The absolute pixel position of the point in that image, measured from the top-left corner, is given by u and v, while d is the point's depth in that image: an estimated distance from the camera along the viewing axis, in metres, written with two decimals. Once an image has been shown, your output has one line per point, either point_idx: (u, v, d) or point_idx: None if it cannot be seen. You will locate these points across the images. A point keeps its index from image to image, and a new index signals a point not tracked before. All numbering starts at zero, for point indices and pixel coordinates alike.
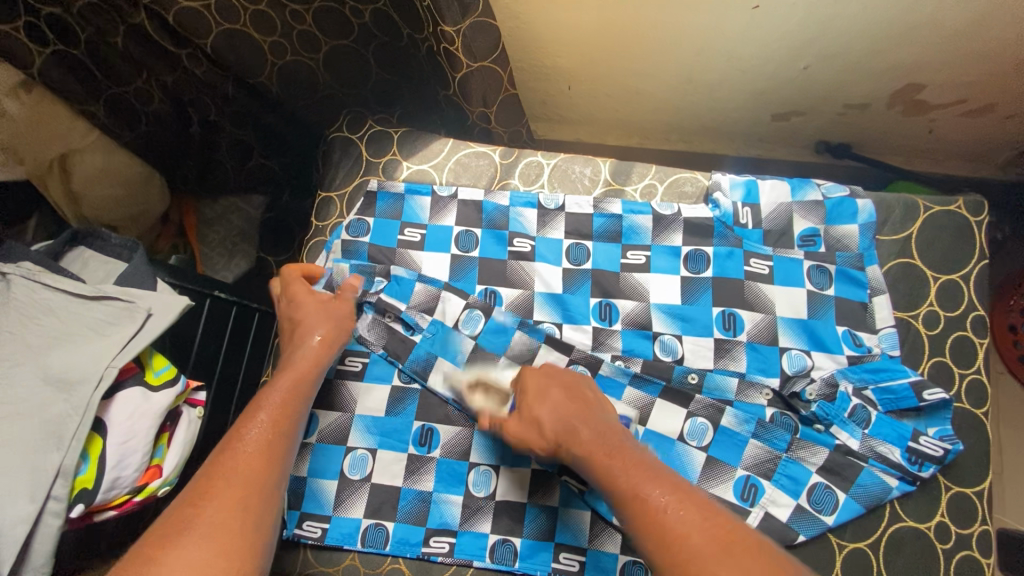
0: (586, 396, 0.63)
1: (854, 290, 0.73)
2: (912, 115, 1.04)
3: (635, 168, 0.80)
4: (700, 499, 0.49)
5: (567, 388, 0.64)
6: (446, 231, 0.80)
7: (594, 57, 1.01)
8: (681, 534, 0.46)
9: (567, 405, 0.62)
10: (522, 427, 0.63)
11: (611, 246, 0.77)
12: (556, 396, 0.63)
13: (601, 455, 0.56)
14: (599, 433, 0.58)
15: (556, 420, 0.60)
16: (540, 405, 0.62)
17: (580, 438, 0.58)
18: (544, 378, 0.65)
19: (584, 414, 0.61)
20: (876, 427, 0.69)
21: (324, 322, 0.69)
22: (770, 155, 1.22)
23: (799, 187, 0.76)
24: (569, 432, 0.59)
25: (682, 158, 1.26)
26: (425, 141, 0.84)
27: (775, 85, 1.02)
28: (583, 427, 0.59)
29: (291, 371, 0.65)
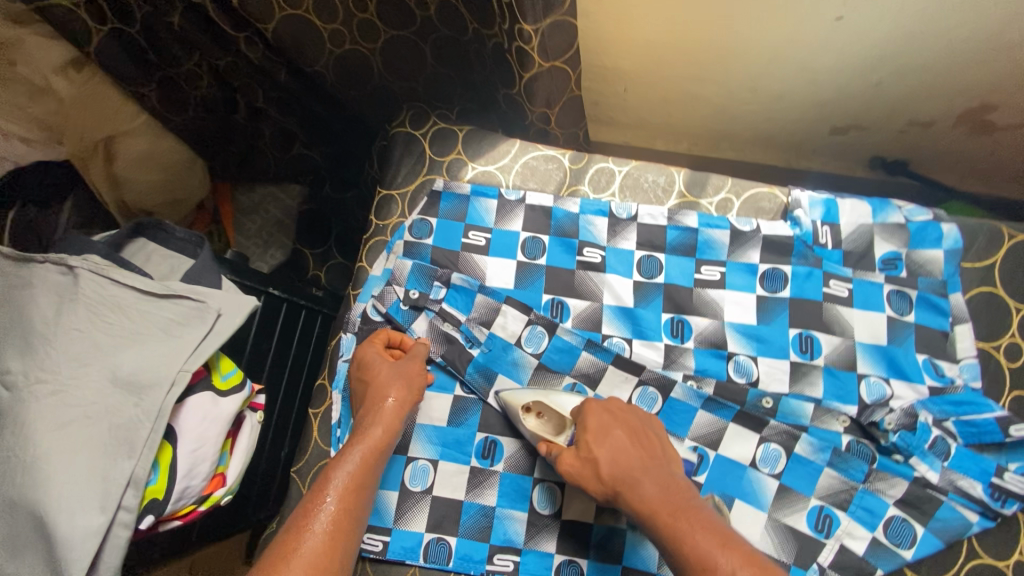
0: (650, 444, 0.62)
1: (935, 318, 0.71)
2: (977, 134, 1.00)
3: (711, 180, 0.78)
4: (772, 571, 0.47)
5: (632, 431, 0.63)
6: (513, 236, 0.77)
7: (658, 61, 0.98)
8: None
9: (629, 451, 0.61)
10: (578, 464, 0.62)
11: (685, 260, 0.75)
12: (618, 438, 0.62)
13: (664, 511, 0.55)
14: (661, 487, 0.57)
15: (615, 464, 0.60)
16: (600, 445, 0.61)
17: (639, 490, 0.58)
18: (608, 417, 0.64)
19: (647, 465, 0.60)
20: (956, 461, 0.67)
21: (396, 382, 0.65)
22: (850, 175, 1.17)
23: (881, 208, 0.74)
24: (630, 484, 0.59)
25: (749, 170, 1.22)
26: (492, 141, 0.81)
27: (840, 98, 0.99)
28: (645, 480, 0.58)
29: (363, 442, 0.60)
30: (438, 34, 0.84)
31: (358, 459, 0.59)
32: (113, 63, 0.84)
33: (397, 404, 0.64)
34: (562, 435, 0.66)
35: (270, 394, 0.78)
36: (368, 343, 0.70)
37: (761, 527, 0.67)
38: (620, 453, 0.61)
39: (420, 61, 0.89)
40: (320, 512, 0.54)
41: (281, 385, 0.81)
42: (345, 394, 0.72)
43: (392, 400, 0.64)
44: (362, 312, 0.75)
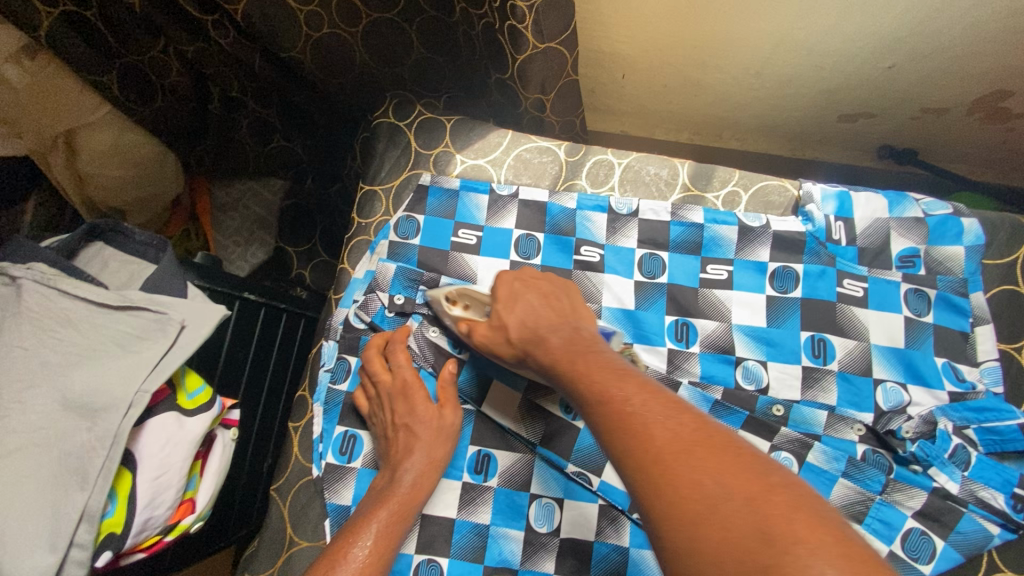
0: (559, 304, 0.58)
1: (955, 318, 0.67)
2: (990, 123, 0.96)
3: (717, 173, 0.73)
4: (668, 397, 0.43)
5: (542, 294, 0.59)
6: (505, 234, 0.71)
7: (658, 47, 0.92)
8: (645, 432, 0.39)
9: (539, 311, 0.57)
10: (491, 332, 0.59)
11: (689, 258, 0.70)
12: (529, 302, 0.58)
13: (565, 360, 0.50)
14: (568, 339, 0.52)
15: (523, 325, 0.56)
16: (511, 311, 0.57)
17: (545, 343, 0.53)
18: (519, 285, 0.60)
19: (556, 321, 0.55)
20: (976, 471, 0.63)
21: (436, 438, 0.62)
22: (861, 165, 1.14)
23: (898, 202, 0.69)
24: (535, 339, 0.54)
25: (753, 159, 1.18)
26: (482, 132, 0.75)
27: (850, 84, 0.94)
28: (551, 334, 0.54)
29: (398, 496, 0.58)
30: (422, 17, 0.78)
31: (388, 519, 0.56)
32: (71, 53, 0.75)
33: (429, 462, 0.61)
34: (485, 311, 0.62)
35: (247, 404, 0.73)
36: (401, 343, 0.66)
37: None
38: (526, 310, 0.57)
39: (405, 47, 0.84)
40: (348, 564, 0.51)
41: (260, 395, 0.76)
42: (326, 407, 0.67)
43: (427, 459, 0.61)
44: (344, 319, 0.70)
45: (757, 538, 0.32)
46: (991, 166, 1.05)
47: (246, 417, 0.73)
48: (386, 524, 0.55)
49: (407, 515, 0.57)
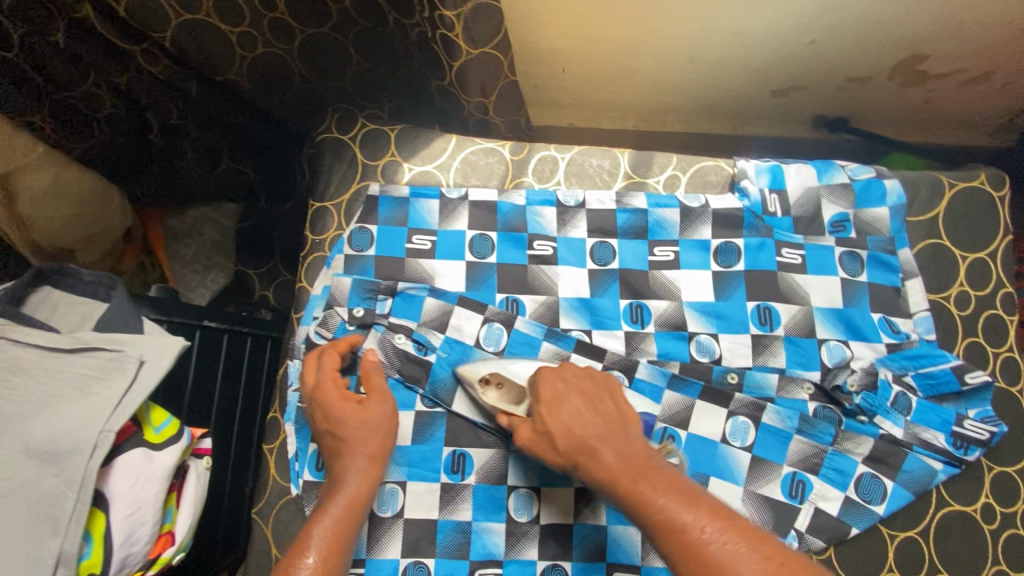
0: (604, 405, 0.61)
1: (886, 275, 0.71)
2: (910, 86, 1.03)
3: (656, 159, 0.76)
4: (741, 524, 0.47)
5: (586, 395, 0.61)
6: (459, 236, 0.73)
7: (592, 37, 0.95)
8: (732, 572, 0.44)
9: (585, 417, 0.59)
10: (534, 436, 0.61)
11: (637, 243, 0.73)
12: (574, 404, 0.60)
13: (626, 478, 0.54)
14: (621, 454, 0.56)
15: (569, 433, 0.58)
16: (554, 414, 0.60)
17: (600, 457, 0.56)
18: (562, 386, 0.62)
19: (605, 430, 0.58)
20: (917, 414, 0.68)
21: (372, 433, 0.62)
22: (795, 136, 1.18)
23: (825, 170, 0.74)
24: (588, 451, 0.57)
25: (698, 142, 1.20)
26: (427, 138, 0.76)
27: (778, 61, 0.98)
28: (603, 446, 0.57)
29: (343, 496, 0.59)
30: (356, 30, 0.80)
31: (340, 514, 0.57)
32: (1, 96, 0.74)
33: (370, 457, 0.61)
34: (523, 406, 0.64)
35: (218, 429, 0.75)
36: (331, 353, 0.65)
37: (737, 501, 0.66)
38: (577, 417, 0.59)
39: (343, 60, 0.85)
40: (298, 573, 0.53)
41: (231, 420, 0.77)
42: (297, 425, 0.67)
43: (365, 454, 0.61)
44: (306, 337, 0.70)
45: None
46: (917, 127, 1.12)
47: (218, 444, 0.74)
48: (337, 520, 0.57)
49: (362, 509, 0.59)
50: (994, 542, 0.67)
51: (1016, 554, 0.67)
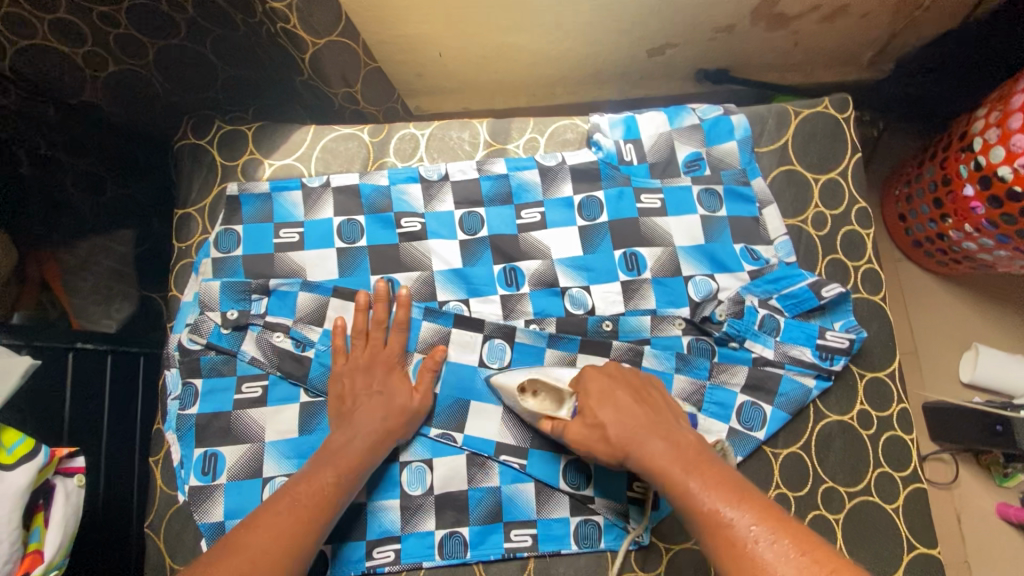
0: (652, 401, 0.62)
1: (744, 207, 0.74)
2: (775, 29, 1.06)
3: (513, 125, 0.78)
4: (792, 525, 0.46)
5: (633, 390, 0.62)
6: (327, 223, 0.73)
7: (457, 20, 0.95)
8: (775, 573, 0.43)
9: (633, 410, 0.60)
10: (585, 431, 0.61)
11: (503, 209, 0.74)
12: (622, 399, 0.61)
13: (677, 466, 0.54)
14: (670, 444, 0.56)
15: (619, 425, 0.59)
16: (604, 408, 0.61)
17: (648, 447, 0.57)
18: (608, 380, 0.63)
19: (653, 424, 0.59)
20: (786, 333, 0.70)
21: (385, 398, 0.65)
22: (647, 96, 1.23)
23: (675, 114, 0.76)
24: (637, 442, 0.58)
25: (571, 110, 1.24)
26: (285, 133, 0.77)
27: (643, 20, 1.00)
28: (651, 439, 0.57)
29: (373, 431, 0.63)
30: (214, 37, 0.80)
31: (365, 444, 0.62)
32: None
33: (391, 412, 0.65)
34: (564, 409, 0.64)
35: (86, 447, 0.71)
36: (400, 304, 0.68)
37: None
38: (626, 413, 0.60)
39: (209, 71, 0.86)
40: (324, 479, 0.59)
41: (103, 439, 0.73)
42: (179, 433, 0.68)
43: (389, 411, 0.65)
44: (179, 344, 0.70)
45: None
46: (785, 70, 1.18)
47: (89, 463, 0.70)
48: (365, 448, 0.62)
49: (343, 489, 0.59)
50: (874, 447, 0.69)
51: (898, 456, 0.69)
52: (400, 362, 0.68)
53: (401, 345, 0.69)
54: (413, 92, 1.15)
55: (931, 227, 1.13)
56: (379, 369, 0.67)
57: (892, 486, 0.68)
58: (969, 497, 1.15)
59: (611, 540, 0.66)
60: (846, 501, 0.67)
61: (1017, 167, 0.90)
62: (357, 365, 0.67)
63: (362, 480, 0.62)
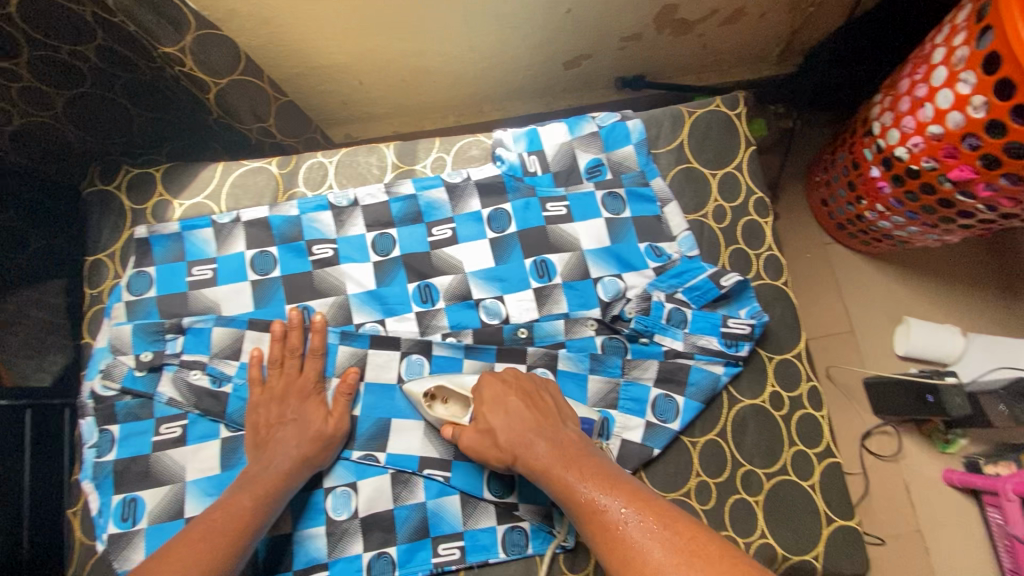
0: (542, 403, 0.64)
1: (646, 207, 0.77)
2: (681, 34, 1.10)
3: (419, 146, 0.80)
4: (655, 504, 0.53)
5: (524, 394, 0.65)
6: (238, 257, 0.74)
7: (369, 47, 0.97)
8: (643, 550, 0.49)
9: (523, 415, 0.63)
10: (478, 437, 0.63)
11: (414, 227, 0.76)
12: (512, 405, 0.64)
13: (559, 466, 0.58)
14: (555, 445, 0.60)
15: (510, 430, 0.62)
16: (496, 414, 0.63)
17: (534, 449, 0.60)
18: (502, 387, 0.65)
19: (540, 425, 0.62)
20: (693, 324, 0.72)
21: (300, 426, 0.65)
22: (561, 107, 1.26)
23: (575, 123, 0.79)
24: (525, 445, 0.61)
25: (499, 125, 1.27)
26: (194, 171, 0.78)
27: (551, 35, 1.03)
28: (538, 439, 0.61)
29: (290, 456, 0.63)
30: (121, 80, 0.79)
31: (286, 467, 0.63)
32: None
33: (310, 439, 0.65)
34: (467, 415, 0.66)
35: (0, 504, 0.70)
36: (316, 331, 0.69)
37: None
38: (515, 415, 0.63)
39: (122, 117, 0.84)
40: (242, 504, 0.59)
41: (19, 495, 0.72)
42: (97, 482, 0.67)
43: (308, 437, 0.65)
44: (92, 392, 0.70)
45: None
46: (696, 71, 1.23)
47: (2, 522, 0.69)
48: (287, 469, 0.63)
49: (264, 514, 0.60)
50: (787, 426, 0.71)
51: (811, 434, 0.71)
52: (318, 388, 0.69)
53: (320, 369, 0.69)
54: (340, 119, 1.16)
55: (850, 209, 1.18)
56: (296, 398, 0.67)
57: (807, 463, 0.70)
58: (916, 468, 1.19)
59: (539, 545, 0.67)
60: (764, 482, 0.69)
61: (909, 146, 0.94)
62: (274, 395, 0.67)
63: (282, 504, 0.62)
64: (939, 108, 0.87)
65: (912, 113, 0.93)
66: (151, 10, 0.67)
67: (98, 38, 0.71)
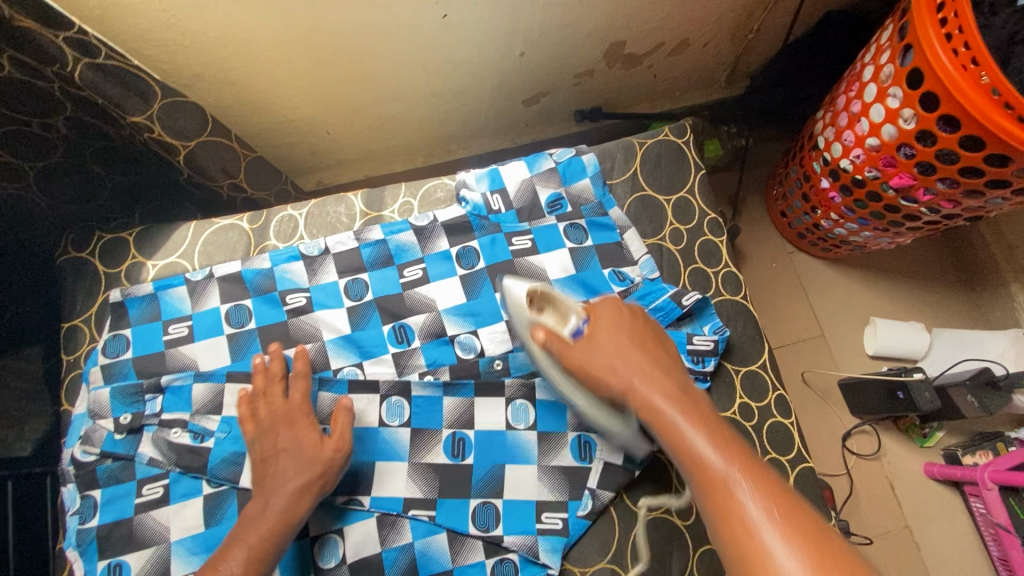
0: (659, 342, 0.61)
1: (606, 234, 0.80)
2: (632, 67, 1.16)
3: (386, 192, 0.83)
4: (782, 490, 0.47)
5: (640, 327, 0.62)
6: (213, 313, 0.75)
7: (333, 99, 1.01)
8: (770, 550, 0.43)
9: (636, 350, 0.59)
10: (584, 352, 0.60)
11: (386, 270, 0.78)
12: (629, 334, 0.60)
13: (673, 406, 0.54)
14: (667, 385, 0.57)
15: (621, 358, 0.59)
16: (606, 334, 0.60)
17: (646, 383, 0.56)
18: (619, 310, 0.62)
19: (657, 363, 0.58)
20: None
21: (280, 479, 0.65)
22: (526, 140, 1.31)
23: (533, 161, 0.83)
24: (636, 379, 0.57)
25: (467, 163, 1.31)
26: (167, 232, 0.80)
27: (508, 76, 1.09)
28: (651, 377, 0.57)
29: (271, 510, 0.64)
30: (93, 148, 0.80)
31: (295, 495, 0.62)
32: None
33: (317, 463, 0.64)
34: (568, 326, 0.61)
35: None
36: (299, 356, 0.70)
37: (534, 479, 0.70)
38: (636, 353, 0.59)
39: (94, 180, 0.84)
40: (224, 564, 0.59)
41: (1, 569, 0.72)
42: (81, 549, 0.67)
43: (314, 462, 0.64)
44: (72, 458, 0.70)
45: None
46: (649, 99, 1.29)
47: None
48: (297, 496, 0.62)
49: None
50: (758, 435, 0.74)
51: (782, 441, 0.74)
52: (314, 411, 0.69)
53: (309, 394, 0.70)
54: (312, 167, 1.20)
55: (807, 219, 1.23)
56: (290, 422, 0.67)
57: (781, 470, 0.72)
58: (897, 464, 1.21)
59: None
60: None
61: (852, 158, 1.00)
62: (263, 427, 0.67)
63: None
64: (874, 121, 0.92)
65: (851, 128, 0.98)
66: (118, 84, 0.70)
67: (67, 110, 0.72)
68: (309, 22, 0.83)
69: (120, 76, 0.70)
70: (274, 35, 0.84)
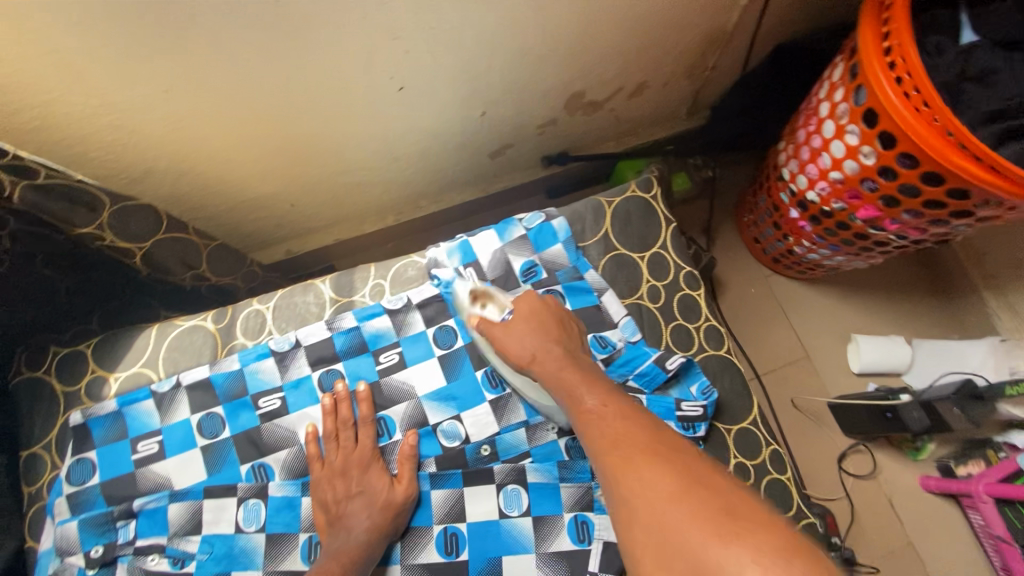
0: (561, 324, 0.66)
1: (584, 297, 0.79)
2: (593, 112, 1.16)
3: (355, 276, 0.81)
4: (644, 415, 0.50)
5: (550, 317, 0.66)
6: (184, 425, 0.72)
7: (292, 174, 0.99)
8: (623, 456, 0.46)
9: (540, 328, 0.65)
10: (505, 337, 0.65)
11: (361, 358, 0.76)
12: (534, 321, 0.66)
13: (565, 369, 0.59)
14: (567, 354, 0.61)
15: (528, 338, 0.64)
16: (522, 325, 0.65)
17: (546, 354, 0.62)
18: (536, 304, 0.68)
19: (556, 337, 0.64)
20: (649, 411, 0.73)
21: None
22: (497, 190, 1.29)
23: (504, 229, 0.82)
24: (540, 351, 0.62)
25: (440, 217, 1.29)
26: (127, 340, 0.77)
27: (470, 134, 1.08)
28: (549, 347, 0.62)
29: None
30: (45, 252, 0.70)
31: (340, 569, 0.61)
32: None
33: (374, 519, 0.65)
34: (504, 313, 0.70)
35: None
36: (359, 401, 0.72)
37: (534, 568, 0.68)
38: (538, 335, 0.64)
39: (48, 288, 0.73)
40: None
41: None
42: None
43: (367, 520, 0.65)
44: None
45: (691, 525, 0.38)
46: (614, 138, 1.29)
47: None
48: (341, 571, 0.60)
49: None
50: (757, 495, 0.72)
51: (780, 498, 0.73)
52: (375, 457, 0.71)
53: (373, 438, 0.71)
54: (280, 239, 1.16)
55: (780, 245, 1.24)
56: (357, 472, 0.69)
57: None
58: (895, 481, 1.21)
59: None
60: None
61: (818, 190, 1.00)
62: (334, 472, 0.69)
63: None
64: (835, 156, 0.93)
65: (814, 161, 0.99)
66: (63, 200, 0.68)
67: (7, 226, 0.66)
68: (263, 107, 0.81)
69: (64, 192, 0.68)
70: (227, 123, 0.82)
